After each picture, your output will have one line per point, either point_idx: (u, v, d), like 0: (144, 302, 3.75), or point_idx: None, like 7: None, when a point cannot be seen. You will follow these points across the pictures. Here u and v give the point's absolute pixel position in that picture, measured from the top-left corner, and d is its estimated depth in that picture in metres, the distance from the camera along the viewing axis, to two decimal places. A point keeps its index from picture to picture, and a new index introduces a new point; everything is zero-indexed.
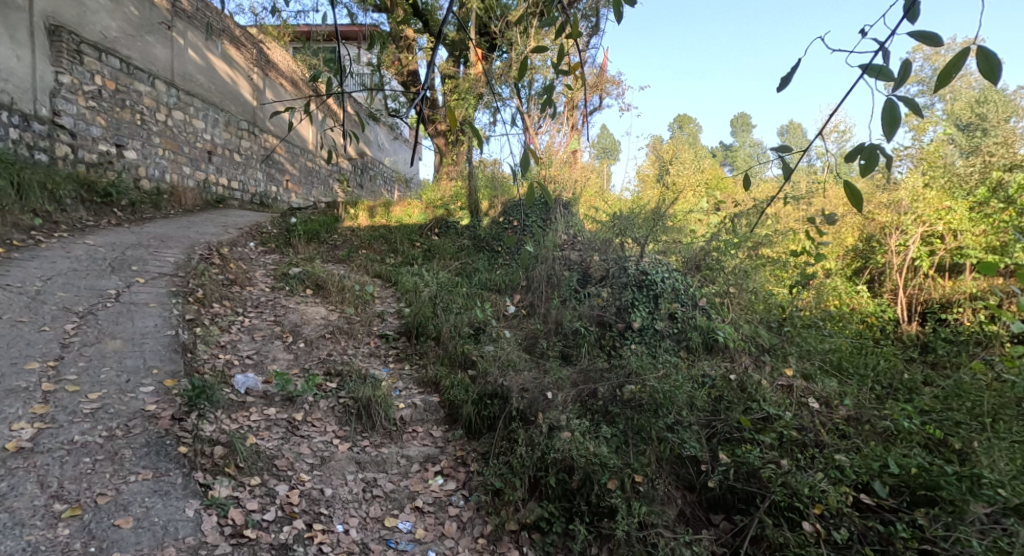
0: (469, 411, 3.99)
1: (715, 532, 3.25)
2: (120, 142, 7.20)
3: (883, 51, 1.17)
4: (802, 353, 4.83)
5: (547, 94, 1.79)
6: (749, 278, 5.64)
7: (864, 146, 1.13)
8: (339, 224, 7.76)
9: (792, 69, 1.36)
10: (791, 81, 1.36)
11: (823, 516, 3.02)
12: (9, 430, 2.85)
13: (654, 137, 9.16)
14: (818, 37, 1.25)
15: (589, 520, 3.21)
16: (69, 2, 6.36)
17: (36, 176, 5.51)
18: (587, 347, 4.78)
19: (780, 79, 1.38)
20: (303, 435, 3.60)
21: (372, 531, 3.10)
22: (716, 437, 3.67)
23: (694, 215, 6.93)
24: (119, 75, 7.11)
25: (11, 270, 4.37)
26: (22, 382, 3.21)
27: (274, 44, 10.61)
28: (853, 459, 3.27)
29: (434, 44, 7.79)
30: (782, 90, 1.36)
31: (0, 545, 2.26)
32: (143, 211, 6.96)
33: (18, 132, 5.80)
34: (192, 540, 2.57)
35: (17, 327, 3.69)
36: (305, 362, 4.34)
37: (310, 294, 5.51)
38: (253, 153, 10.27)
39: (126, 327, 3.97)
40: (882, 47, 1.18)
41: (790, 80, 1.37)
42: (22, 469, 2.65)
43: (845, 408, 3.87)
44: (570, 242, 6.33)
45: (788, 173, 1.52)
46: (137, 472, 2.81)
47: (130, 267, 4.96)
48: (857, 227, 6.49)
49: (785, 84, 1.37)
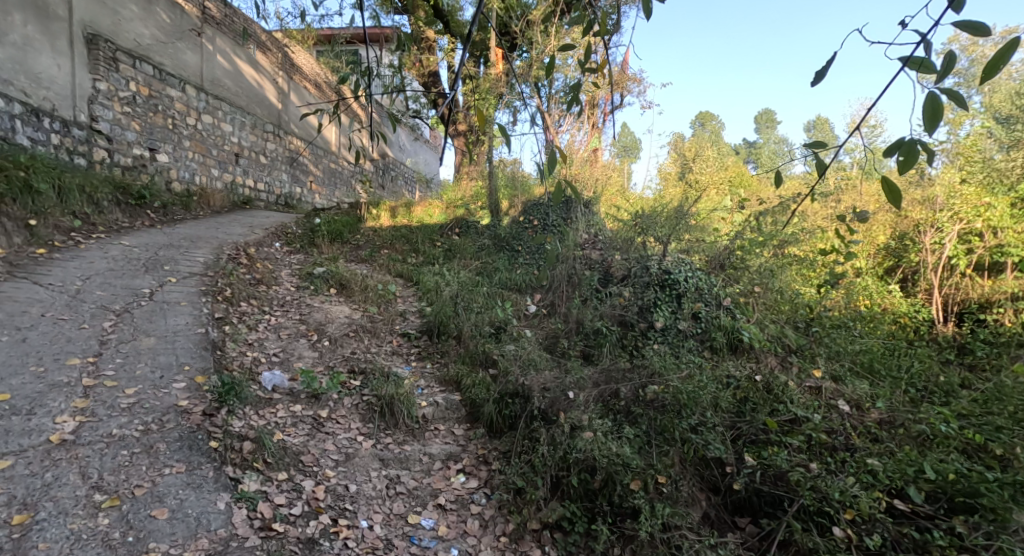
0: (491, 410, 4.02)
1: (741, 535, 3.20)
2: (153, 146, 7.43)
3: (925, 43, 1.13)
4: (831, 354, 4.72)
5: (573, 90, 1.71)
6: (774, 277, 5.55)
7: (904, 142, 1.10)
8: (361, 224, 7.91)
9: (826, 63, 1.30)
10: (826, 75, 1.29)
11: (856, 521, 2.94)
12: (52, 423, 2.96)
13: (676, 135, 9.04)
14: (858, 29, 1.19)
15: (612, 520, 3.21)
16: (105, 11, 6.58)
17: (76, 180, 5.70)
18: (609, 347, 4.75)
19: (814, 73, 1.32)
20: (329, 432, 3.68)
21: (396, 528, 3.14)
22: (741, 439, 3.63)
23: (718, 215, 6.83)
24: (152, 81, 7.34)
25: (53, 269, 4.55)
26: (64, 377, 3.34)
27: (298, 47, 10.80)
28: (886, 464, 3.19)
29: (455, 44, 7.84)
30: (816, 85, 1.30)
31: (46, 533, 2.36)
32: (174, 212, 7.19)
33: (59, 137, 6.03)
34: (223, 532, 2.63)
35: (59, 324, 3.84)
36: (330, 360, 4.42)
37: (334, 293, 5.61)
38: (278, 155, 10.48)
39: (159, 325, 4.09)
40: (925, 37, 1.13)
41: (824, 75, 1.31)
42: (65, 460, 2.75)
43: (877, 411, 3.78)
44: (591, 240, 6.31)
45: (821, 171, 1.43)
46: (171, 465, 2.90)
47: (162, 266, 5.11)
48: (888, 225, 6.34)
49: (819, 79, 1.31)
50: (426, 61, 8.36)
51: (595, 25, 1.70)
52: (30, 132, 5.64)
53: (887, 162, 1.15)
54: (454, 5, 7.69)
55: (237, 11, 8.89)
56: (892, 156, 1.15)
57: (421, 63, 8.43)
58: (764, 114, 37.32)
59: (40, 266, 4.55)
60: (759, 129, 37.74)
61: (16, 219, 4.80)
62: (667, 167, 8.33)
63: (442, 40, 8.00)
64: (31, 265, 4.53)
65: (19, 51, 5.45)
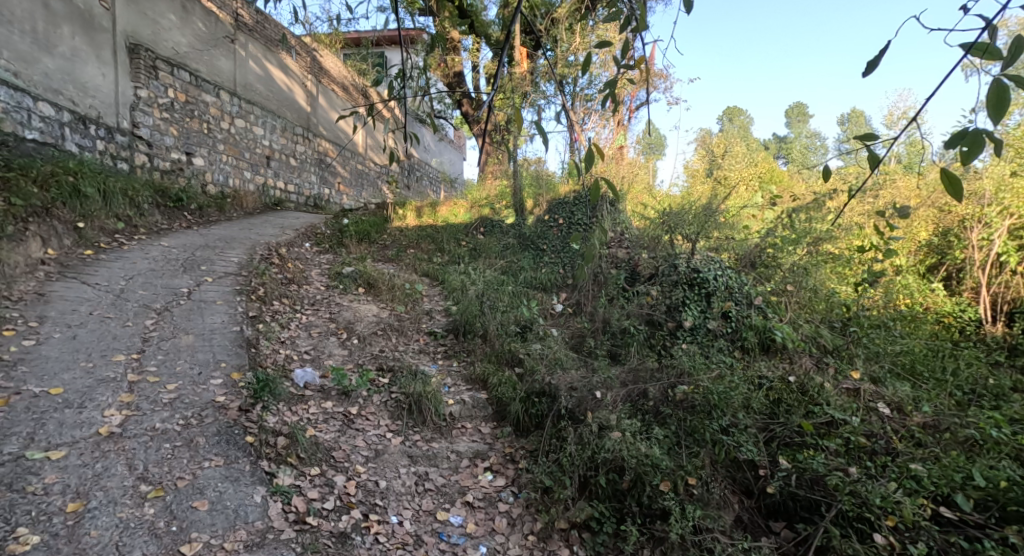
0: (517, 408, 4.03)
1: (776, 540, 3.13)
2: (189, 150, 7.68)
3: (991, 27, 1.06)
4: (869, 355, 4.55)
5: (609, 86, 1.55)
6: (808, 276, 5.40)
7: (968, 132, 1.05)
8: (388, 224, 8.06)
9: (880, 52, 1.21)
10: (879, 64, 1.21)
11: (899, 528, 2.85)
12: (101, 416, 3.09)
13: (703, 131, 8.88)
14: (919, 15, 1.11)
15: (641, 521, 3.19)
16: (145, 21, 6.81)
17: (119, 184, 5.92)
18: (636, 347, 4.71)
19: (866, 63, 1.23)
20: (358, 428, 3.74)
21: (425, 524, 3.17)
22: (775, 441, 3.54)
23: (748, 211, 6.70)
24: (188, 88, 7.58)
25: (99, 270, 4.75)
26: (111, 372, 3.48)
27: (327, 51, 10.98)
28: (931, 469, 3.07)
29: (479, 45, 7.88)
30: (867, 75, 1.22)
31: (97, 521, 2.46)
32: (209, 214, 7.42)
33: (104, 143, 6.29)
34: (260, 524, 2.70)
35: (106, 322, 4.00)
36: (359, 358, 4.49)
37: (362, 292, 5.71)
38: (308, 157, 10.70)
39: (197, 323, 4.23)
40: (992, 21, 1.07)
41: (877, 64, 1.22)
42: (113, 452, 2.87)
43: (921, 415, 3.63)
44: (617, 238, 6.27)
45: (874, 164, 1.30)
46: (209, 458, 2.99)
47: (199, 267, 5.27)
48: (931, 220, 6.08)
49: (871, 67, 1.23)
50: (451, 61, 8.42)
51: (633, 22, 1.59)
52: (77, 139, 5.89)
53: (950, 152, 1.10)
54: (478, 6, 7.71)
55: (268, 18, 9.14)
56: (955, 146, 1.10)
57: (446, 63, 8.49)
58: (797, 107, 36.01)
59: (88, 266, 4.76)
60: (790, 124, 36.76)
61: (65, 222, 5.03)
62: (694, 165, 8.17)
63: (467, 40, 8.03)
64: (79, 265, 4.74)
65: (67, 62, 5.69)
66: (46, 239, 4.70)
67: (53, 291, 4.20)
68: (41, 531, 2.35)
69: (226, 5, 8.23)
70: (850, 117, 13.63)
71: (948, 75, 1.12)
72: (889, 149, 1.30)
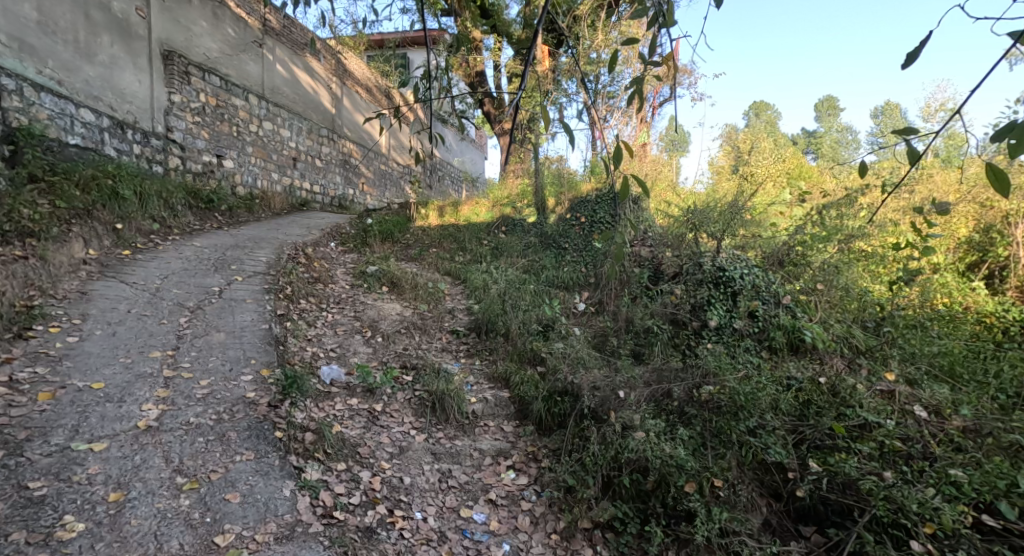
0: (540, 407, 4.04)
1: (806, 544, 3.08)
2: (220, 153, 7.89)
3: None
4: (905, 356, 4.41)
5: (637, 84, 1.52)
6: (839, 274, 5.27)
7: (1017, 125, 1.00)
8: (411, 223, 8.15)
9: (920, 44, 1.18)
10: (920, 57, 1.18)
11: (937, 536, 2.76)
12: (139, 410, 3.21)
13: (729, 127, 8.75)
14: (964, 6, 1.08)
15: (666, 522, 3.16)
16: (178, 28, 7.02)
17: (154, 187, 6.12)
18: (660, 346, 4.67)
19: (906, 56, 1.20)
20: (383, 425, 3.79)
21: (449, 521, 3.21)
22: (805, 443, 3.47)
23: (776, 209, 6.67)
24: (219, 92, 7.78)
25: (136, 269, 4.91)
26: (148, 368, 3.60)
27: (351, 53, 11.13)
28: (972, 475, 2.96)
29: (501, 44, 7.89)
30: (907, 67, 1.19)
31: (137, 511, 2.55)
32: (239, 215, 7.61)
33: (140, 147, 6.51)
34: (289, 517, 2.76)
35: (143, 319, 4.14)
36: (383, 355, 4.56)
37: (386, 291, 5.78)
38: (333, 158, 10.87)
39: (228, 321, 4.35)
40: None
41: (918, 56, 1.18)
42: (151, 445, 2.97)
43: (960, 418, 3.49)
44: (641, 237, 6.21)
45: (912, 159, 1.26)
46: (241, 452, 3.08)
47: (230, 266, 5.41)
48: (971, 217, 5.87)
49: (911, 59, 1.20)
50: (472, 61, 8.45)
51: (660, 17, 1.56)
52: (116, 143, 6.12)
53: (998, 146, 1.06)
54: (500, 5, 7.72)
55: (295, 22, 9.32)
56: (1004, 140, 1.06)
57: (467, 63, 8.53)
58: (826, 101, 35.13)
59: (125, 266, 4.92)
60: (820, 118, 35.82)
61: (105, 223, 5.21)
62: (720, 161, 8.05)
63: (489, 39, 8.04)
64: (118, 265, 4.91)
65: (106, 70, 5.92)
66: (88, 239, 4.89)
67: (94, 290, 4.37)
68: (86, 519, 2.46)
69: (254, 10, 8.43)
70: (884, 108, 13.27)
71: (995, 67, 1.08)
72: (930, 144, 1.26)
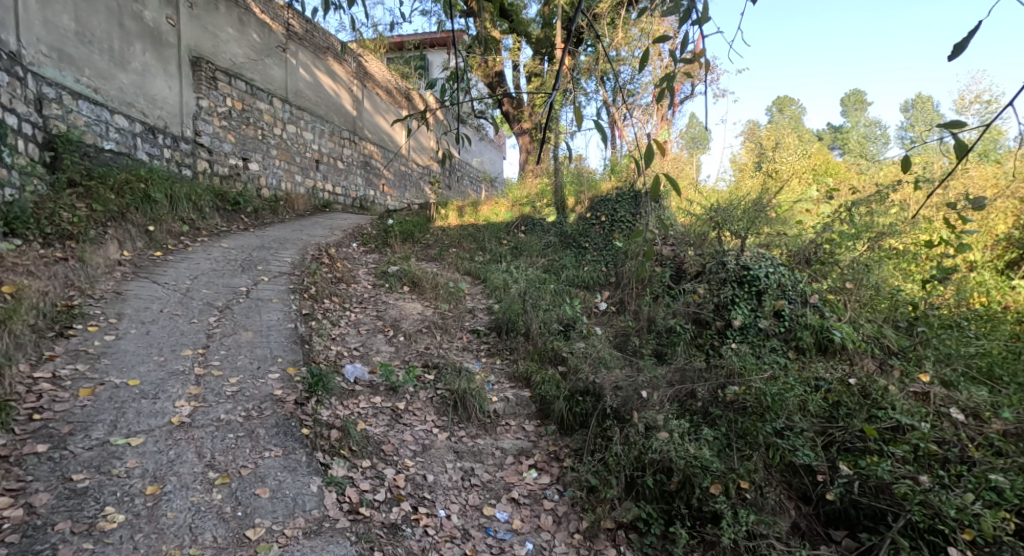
0: (561, 407, 4.02)
1: (837, 549, 3.03)
2: (246, 155, 8.06)
3: None
4: (940, 357, 4.27)
5: (665, 80, 1.48)
6: (870, 273, 5.12)
7: None
8: (430, 224, 8.23)
9: (969, 34, 1.16)
10: (967, 48, 1.15)
11: (977, 543, 2.68)
12: (173, 406, 3.30)
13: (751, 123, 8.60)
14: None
15: (691, 524, 3.13)
16: (206, 34, 7.20)
17: (184, 190, 6.28)
18: (683, 346, 4.61)
19: (954, 47, 1.17)
20: (406, 423, 3.83)
21: (472, 518, 3.23)
22: (835, 446, 3.40)
23: (802, 206, 6.61)
24: (245, 96, 7.95)
25: (168, 270, 5.05)
26: (180, 365, 3.71)
27: (370, 56, 11.23)
28: (1015, 480, 2.84)
29: (520, 44, 7.88)
30: (954, 58, 1.17)
31: (173, 503, 2.63)
32: (264, 217, 7.77)
33: (170, 151, 6.69)
34: (317, 513, 2.81)
35: (175, 318, 4.26)
36: (406, 354, 4.60)
37: (407, 290, 5.84)
38: (354, 160, 11.01)
39: (255, 320, 4.44)
40: None
41: (965, 47, 1.16)
42: (184, 440, 3.05)
43: (1001, 422, 3.35)
44: (662, 237, 6.14)
45: (961, 151, 1.22)
46: (270, 449, 3.14)
47: (256, 266, 5.53)
48: (1011, 212, 5.66)
49: (958, 51, 1.20)
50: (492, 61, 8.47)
51: (693, 14, 1.52)
52: (148, 148, 6.30)
53: None
54: (518, 5, 7.72)
55: (317, 26, 9.49)
56: None
57: (487, 64, 8.56)
58: (854, 95, 34.40)
59: (157, 266, 5.07)
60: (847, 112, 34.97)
61: (139, 226, 5.36)
62: (741, 158, 7.91)
63: (508, 39, 8.04)
64: (151, 265, 5.06)
65: (138, 77, 6.11)
66: (122, 241, 5.05)
67: (129, 290, 4.50)
68: (125, 511, 2.54)
69: (278, 16, 8.61)
70: (916, 100, 12.96)
71: None
72: (973, 137, 1.23)
